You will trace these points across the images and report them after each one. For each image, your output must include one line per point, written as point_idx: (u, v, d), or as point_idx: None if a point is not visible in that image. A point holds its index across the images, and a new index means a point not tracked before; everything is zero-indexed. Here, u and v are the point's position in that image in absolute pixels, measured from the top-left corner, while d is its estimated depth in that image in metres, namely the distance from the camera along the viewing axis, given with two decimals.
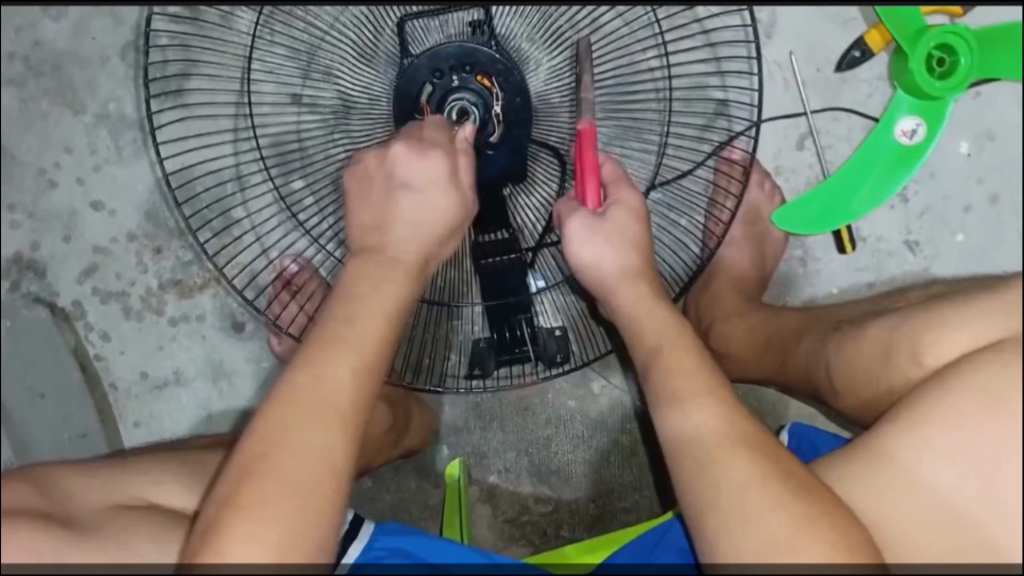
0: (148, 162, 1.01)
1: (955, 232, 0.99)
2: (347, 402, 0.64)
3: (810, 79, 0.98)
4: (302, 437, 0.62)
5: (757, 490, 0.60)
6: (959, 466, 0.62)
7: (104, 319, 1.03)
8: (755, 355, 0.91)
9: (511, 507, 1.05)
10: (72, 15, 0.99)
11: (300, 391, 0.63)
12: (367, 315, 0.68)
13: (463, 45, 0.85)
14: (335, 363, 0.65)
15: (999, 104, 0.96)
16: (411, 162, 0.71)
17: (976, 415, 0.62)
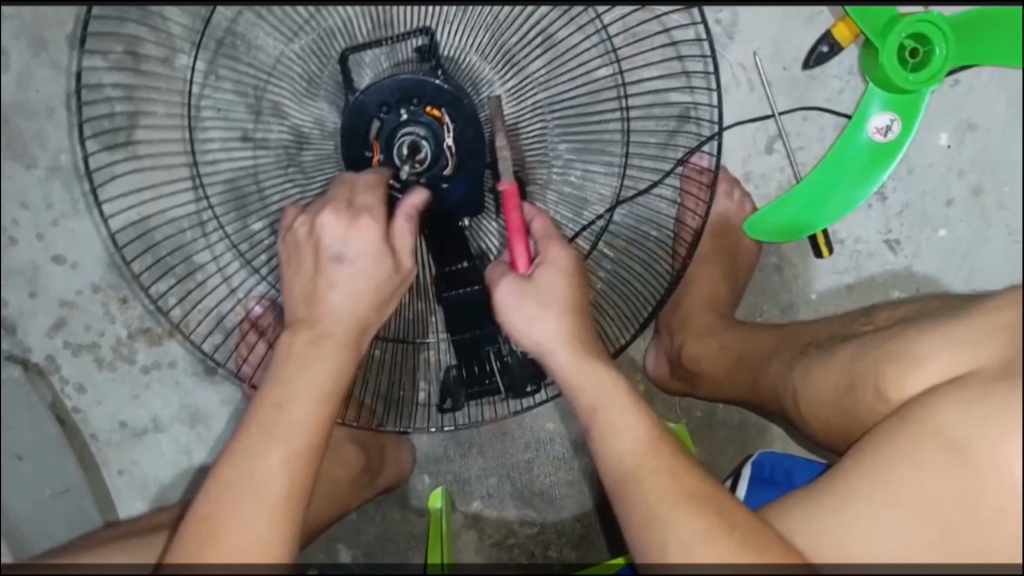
0: (93, 224, 1.00)
1: (936, 228, 0.95)
2: (279, 487, 0.67)
3: (777, 78, 0.94)
4: (235, 523, 0.65)
5: (705, 543, 0.60)
6: (918, 509, 0.60)
7: (77, 371, 1.03)
8: (727, 375, 0.88)
9: (496, 531, 1.04)
10: (12, 67, 0.96)
11: (237, 476, 0.67)
12: (302, 394, 0.70)
13: (408, 76, 0.79)
14: (269, 449, 0.68)
15: (977, 93, 0.92)
16: (340, 234, 0.71)
17: (937, 458, 0.60)
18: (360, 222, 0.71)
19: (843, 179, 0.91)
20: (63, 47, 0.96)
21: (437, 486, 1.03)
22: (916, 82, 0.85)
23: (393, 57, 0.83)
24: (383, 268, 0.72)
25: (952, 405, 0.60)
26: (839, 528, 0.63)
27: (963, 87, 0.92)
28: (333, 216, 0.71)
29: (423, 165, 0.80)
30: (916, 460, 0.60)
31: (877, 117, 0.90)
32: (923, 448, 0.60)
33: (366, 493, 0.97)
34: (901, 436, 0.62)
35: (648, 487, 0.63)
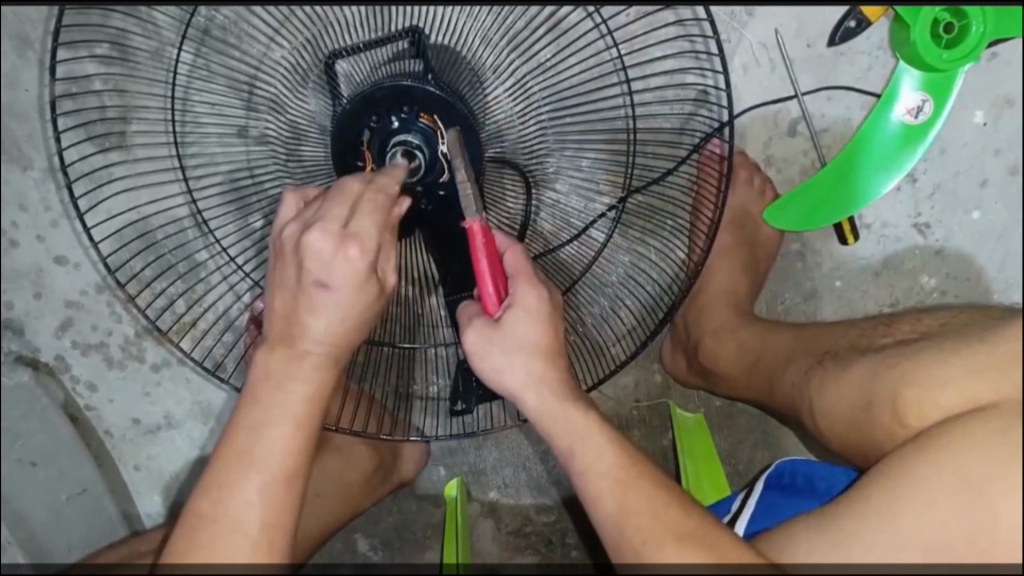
0: (71, 227, 0.97)
1: (969, 211, 0.90)
2: (256, 525, 0.62)
3: (801, 57, 0.88)
4: (212, 565, 0.62)
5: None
6: (924, 549, 0.59)
7: (88, 370, 1.02)
8: (742, 375, 0.86)
9: (513, 519, 1.03)
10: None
11: (212, 513, 0.62)
12: (281, 422, 0.64)
13: (397, 83, 0.76)
14: (244, 483, 0.63)
15: (1017, 65, 0.85)
16: (326, 258, 0.61)
17: (951, 489, 0.59)
18: (350, 251, 0.61)
19: (869, 163, 0.86)
20: (48, 45, 0.93)
21: (453, 477, 1.02)
22: (950, 61, 0.80)
23: (374, 59, 0.79)
24: (367, 296, 0.63)
25: (969, 435, 0.59)
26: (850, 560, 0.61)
27: (1002, 60, 0.85)
28: (322, 236, 0.61)
29: (417, 174, 0.77)
30: (931, 490, 0.59)
31: (907, 97, 0.84)
32: (937, 477, 0.59)
33: (373, 491, 0.93)
34: (917, 465, 0.61)
35: (639, 522, 0.62)
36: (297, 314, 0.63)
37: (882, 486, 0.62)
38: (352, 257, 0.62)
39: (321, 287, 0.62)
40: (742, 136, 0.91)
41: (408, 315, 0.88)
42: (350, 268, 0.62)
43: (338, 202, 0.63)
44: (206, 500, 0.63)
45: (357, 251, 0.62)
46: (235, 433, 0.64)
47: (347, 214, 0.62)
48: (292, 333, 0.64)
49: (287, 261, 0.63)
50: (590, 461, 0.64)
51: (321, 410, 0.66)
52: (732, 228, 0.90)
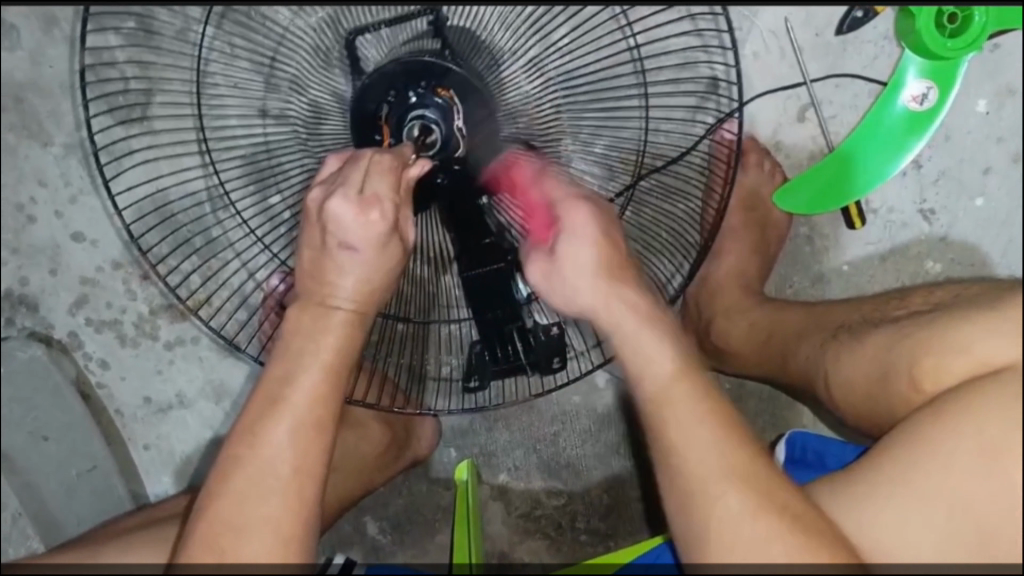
0: (99, 203, 0.99)
1: (973, 197, 0.92)
2: (287, 469, 0.65)
3: (807, 45, 0.91)
4: (246, 510, 0.64)
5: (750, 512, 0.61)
6: (949, 505, 0.59)
7: (101, 348, 1.02)
8: (754, 353, 0.87)
9: (523, 503, 1.03)
10: (24, 45, 0.96)
11: (245, 461, 0.65)
12: (310, 375, 0.67)
13: (416, 57, 0.78)
14: (276, 430, 0.65)
15: (1017, 57, 0.89)
16: (348, 222, 0.63)
17: (971, 455, 0.58)
18: (371, 215, 0.63)
19: (876, 148, 0.88)
20: (73, 22, 0.95)
21: (464, 459, 1.02)
22: (953, 49, 0.82)
23: (396, 39, 0.83)
24: (390, 256, 0.66)
25: (986, 401, 0.59)
26: (871, 521, 0.62)
27: (1002, 52, 0.89)
28: (343, 200, 0.63)
29: (434, 147, 0.78)
30: (949, 456, 0.59)
31: (913, 84, 0.87)
32: (956, 442, 0.59)
33: (389, 465, 0.95)
34: (933, 430, 0.60)
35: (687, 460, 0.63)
36: (322, 273, 0.67)
37: (898, 452, 0.62)
38: (373, 220, 0.64)
39: (345, 249, 0.65)
40: (753, 122, 0.94)
41: (419, 292, 0.89)
42: (370, 228, 0.64)
43: (354, 168, 0.65)
44: (238, 446, 0.66)
45: (377, 214, 0.63)
46: (263, 385, 0.67)
47: (362, 179, 0.64)
48: (320, 291, 0.67)
49: (312, 223, 0.66)
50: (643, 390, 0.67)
51: (346, 367, 0.67)
52: (742, 211, 0.91)
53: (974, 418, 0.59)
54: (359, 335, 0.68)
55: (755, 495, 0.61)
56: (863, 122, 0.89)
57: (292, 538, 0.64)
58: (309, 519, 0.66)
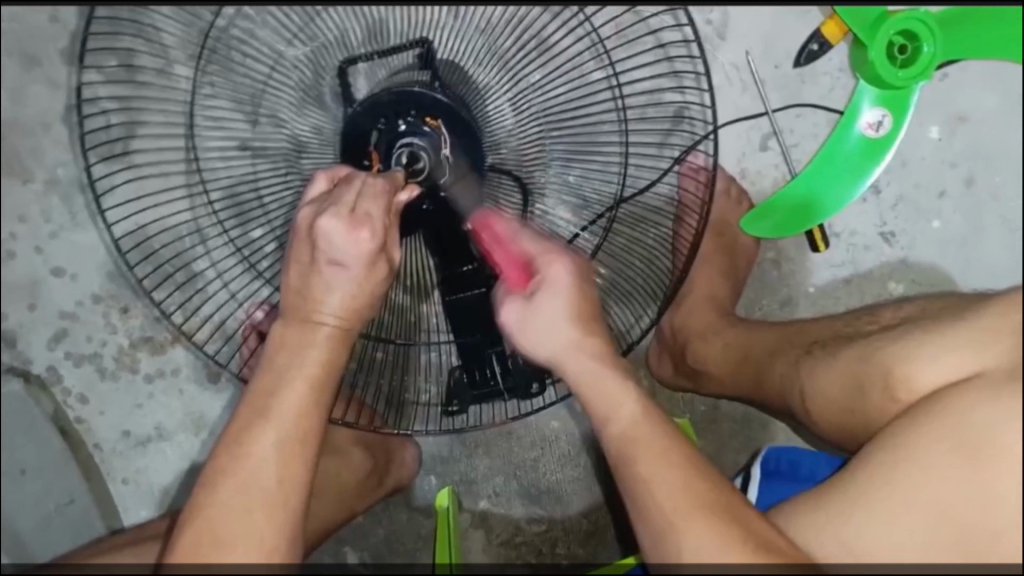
0: (93, 235, 0.99)
1: (931, 220, 0.96)
2: (273, 482, 0.68)
3: (769, 77, 0.95)
4: (232, 517, 0.67)
5: (713, 523, 0.63)
6: (925, 510, 0.62)
7: (81, 381, 1.03)
8: (729, 373, 0.90)
9: (504, 530, 1.04)
10: (7, 83, 0.97)
11: (230, 468, 0.69)
12: (296, 390, 0.70)
13: (408, 88, 0.82)
14: (259, 444, 0.69)
15: (967, 86, 0.93)
16: (337, 237, 0.67)
17: (943, 456, 0.61)
18: (360, 231, 0.67)
19: (837, 173, 0.92)
20: (56, 60, 0.96)
21: (444, 487, 1.03)
22: (904, 79, 0.85)
23: (387, 67, 0.87)
24: (375, 275, 0.70)
25: (957, 405, 0.62)
26: (852, 526, 0.64)
27: (952, 80, 0.93)
28: (334, 217, 0.67)
29: (421, 175, 0.81)
30: (921, 458, 0.62)
31: (868, 113, 0.91)
32: (929, 443, 0.62)
33: (372, 495, 0.97)
34: (912, 436, 0.63)
35: (660, 479, 0.66)
36: (310, 290, 0.70)
37: (875, 454, 0.65)
38: (361, 237, 0.67)
39: (334, 266, 0.69)
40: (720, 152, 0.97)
41: (398, 318, 0.92)
42: (359, 245, 0.67)
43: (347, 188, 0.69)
44: (225, 456, 0.69)
45: (366, 231, 0.67)
46: (255, 405, 0.70)
47: (355, 199, 0.68)
48: (306, 308, 0.70)
49: (302, 238, 0.69)
50: (615, 424, 0.69)
51: (327, 385, 0.71)
52: (712, 236, 0.95)
53: (945, 420, 0.62)
54: (341, 356, 0.72)
55: (724, 514, 0.64)
56: (822, 149, 0.93)
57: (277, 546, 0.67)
58: (290, 528, 0.68)
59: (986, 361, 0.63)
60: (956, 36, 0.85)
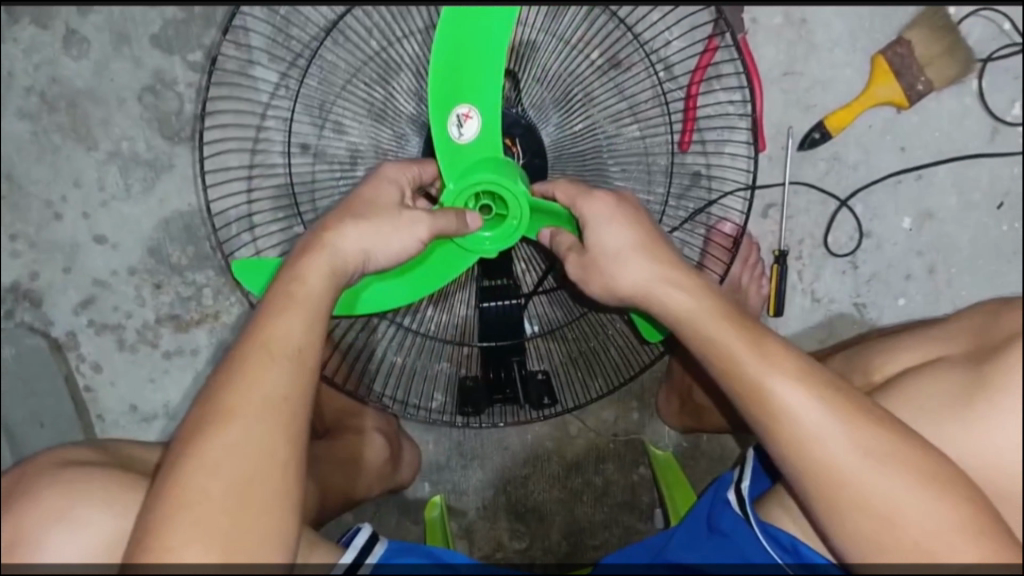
0: (146, 208, 1.03)
1: (897, 297, 1.10)
2: (273, 402, 0.66)
3: (775, 156, 1.08)
4: (234, 447, 0.64)
5: (897, 480, 0.63)
6: (1003, 430, 0.68)
7: (97, 350, 1.05)
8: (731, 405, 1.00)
9: (486, 544, 1.11)
10: (91, 56, 1.01)
11: (212, 429, 0.64)
12: (253, 410, 0.65)
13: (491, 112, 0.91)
14: (224, 437, 0.64)
15: (938, 188, 1.09)
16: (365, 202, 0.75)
17: (947, 393, 0.72)
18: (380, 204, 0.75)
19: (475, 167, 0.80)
20: (144, 45, 1.01)
21: (436, 495, 1.10)
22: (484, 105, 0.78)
23: None
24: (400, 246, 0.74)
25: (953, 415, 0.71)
26: (836, 531, 0.66)
27: (925, 181, 1.09)
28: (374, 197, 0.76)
29: None
30: (885, 475, 0.63)
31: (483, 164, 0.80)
32: (877, 413, 0.66)
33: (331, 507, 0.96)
34: (935, 363, 0.77)
35: (773, 411, 0.67)
36: (297, 274, 0.71)
37: (898, 397, 0.76)
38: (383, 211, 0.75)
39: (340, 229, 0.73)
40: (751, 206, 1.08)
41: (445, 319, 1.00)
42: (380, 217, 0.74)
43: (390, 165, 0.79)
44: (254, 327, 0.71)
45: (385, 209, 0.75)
46: (248, 345, 0.68)
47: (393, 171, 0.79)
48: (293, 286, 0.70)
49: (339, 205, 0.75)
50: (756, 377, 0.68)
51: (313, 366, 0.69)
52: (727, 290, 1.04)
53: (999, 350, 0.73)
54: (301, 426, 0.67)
55: (868, 417, 0.65)
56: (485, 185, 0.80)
57: (249, 516, 0.63)
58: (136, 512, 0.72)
59: (750, 371, 0.68)
60: (441, 104, 0.79)
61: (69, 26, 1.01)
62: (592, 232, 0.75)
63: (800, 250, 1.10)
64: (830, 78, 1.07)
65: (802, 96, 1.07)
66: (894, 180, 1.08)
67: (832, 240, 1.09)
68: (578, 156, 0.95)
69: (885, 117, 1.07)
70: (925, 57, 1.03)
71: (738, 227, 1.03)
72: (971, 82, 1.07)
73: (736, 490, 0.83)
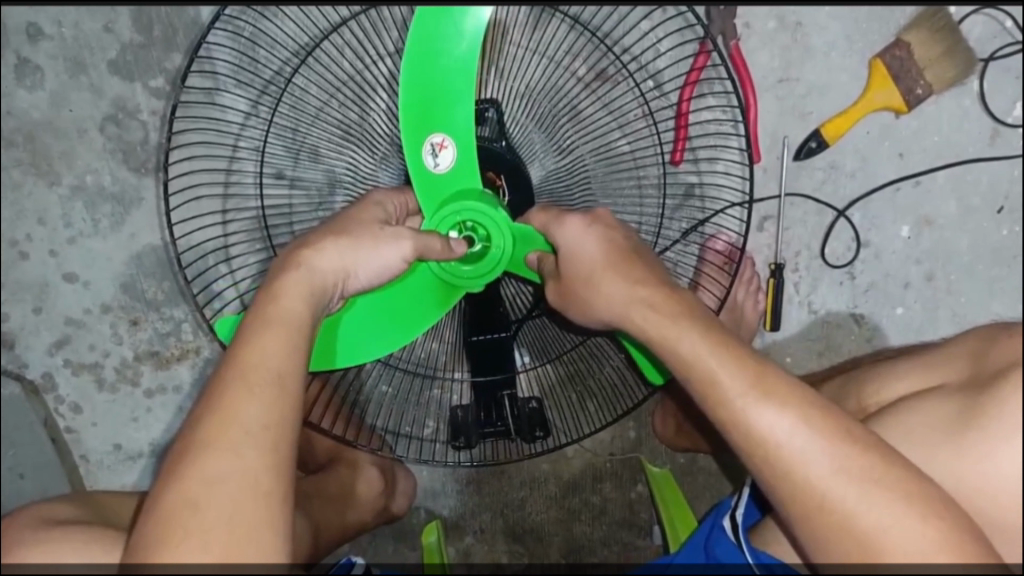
0: (116, 244, 0.99)
1: (895, 306, 1.08)
2: (256, 427, 0.60)
3: (769, 166, 1.05)
4: (213, 482, 0.57)
5: (878, 504, 0.59)
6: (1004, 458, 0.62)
7: (75, 390, 1.02)
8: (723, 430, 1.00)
9: (485, 565, 1.11)
10: (47, 86, 0.95)
11: (192, 466, 0.58)
12: (233, 437, 0.59)
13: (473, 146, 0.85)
14: (202, 474, 0.58)
15: (937, 195, 1.06)
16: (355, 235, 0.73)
17: (943, 421, 0.67)
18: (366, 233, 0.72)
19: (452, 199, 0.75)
20: (102, 72, 0.95)
21: (433, 519, 1.09)
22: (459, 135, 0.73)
23: None
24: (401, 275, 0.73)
25: (959, 441, 0.65)
26: (816, 553, 0.62)
27: (923, 187, 1.06)
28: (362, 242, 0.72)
29: None
30: (867, 502, 0.59)
31: (458, 195, 0.75)
32: (859, 437, 0.62)
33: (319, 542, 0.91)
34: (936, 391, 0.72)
35: (749, 431, 0.63)
36: (275, 292, 0.66)
37: (891, 421, 0.71)
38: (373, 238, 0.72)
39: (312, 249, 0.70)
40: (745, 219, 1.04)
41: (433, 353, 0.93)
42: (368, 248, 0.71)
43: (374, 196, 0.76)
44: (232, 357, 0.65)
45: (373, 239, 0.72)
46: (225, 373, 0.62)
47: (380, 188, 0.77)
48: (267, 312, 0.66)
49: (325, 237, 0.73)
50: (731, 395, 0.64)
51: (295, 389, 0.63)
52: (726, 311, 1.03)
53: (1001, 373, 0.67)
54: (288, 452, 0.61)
55: (849, 441, 0.61)
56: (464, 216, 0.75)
57: (239, 551, 0.56)
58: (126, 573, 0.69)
59: (733, 398, 0.64)
60: (412, 132, 0.73)
61: (20, 54, 0.95)
62: (568, 245, 0.73)
63: (796, 262, 1.08)
64: (826, 83, 1.03)
65: (798, 104, 1.04)
66: (892, 188, 1.05)
67: (829, 251, 1.07)
68: (568, 182, 0.89)
69: (883, 122, 1.04)
70: (923, 60, 0.98)
71: (733, 243, 1.00)
72: (971, 83, 1.03)
73: (732, 518, 0.81)
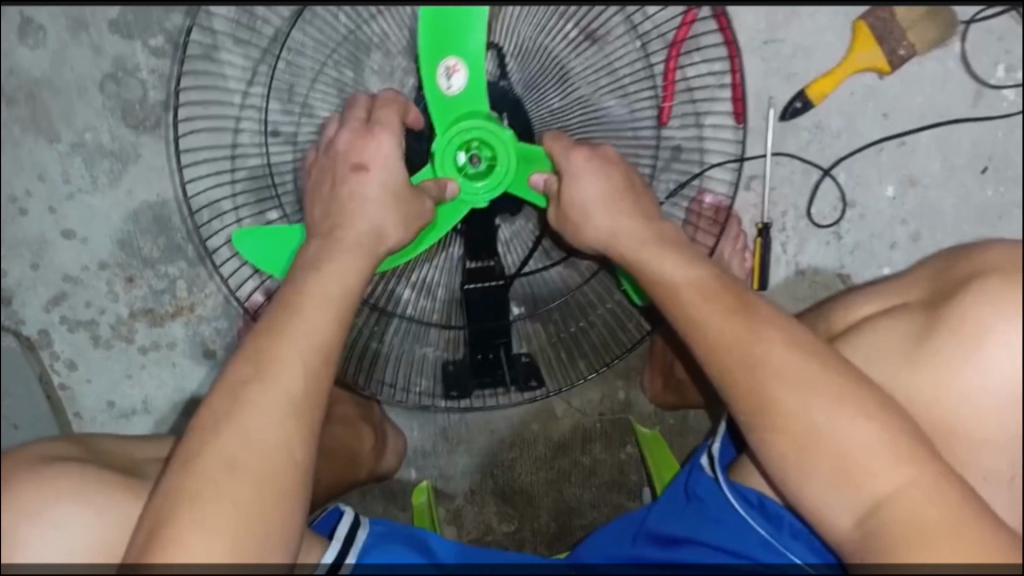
0: (113, 201, 1.01)
1: (881, 266, 1.09)
2: (287, 394, 0.65)
3: (756, 126, 1.07)
4: (245, 441, 0.63)
5: (856, 419, 0.61)
6: (971, 373, 0.64)
7: (70, 347, 1.04)
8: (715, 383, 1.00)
9: (475, 527, 1.11)
10: (48, 46, 0.98)
11: (227, 424, 0.64)
12: (268, 401, 0.65)
13: None
14: (236, 431, 0.63)
15: (922, 155, 1.07)
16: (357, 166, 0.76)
17: (904, 338, 0.69)
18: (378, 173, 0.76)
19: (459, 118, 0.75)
20: (103, 31, 0.97)
21: (423, 480, 1.10)
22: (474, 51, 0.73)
23: None
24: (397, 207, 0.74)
25: (917, 358, 0.67)
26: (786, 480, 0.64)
27: (908, 148, 1.07)
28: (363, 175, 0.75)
29: None
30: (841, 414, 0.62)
31: (466, 112, 0.75)
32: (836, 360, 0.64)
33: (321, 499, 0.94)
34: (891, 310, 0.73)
35: (732, 361, 0.66)
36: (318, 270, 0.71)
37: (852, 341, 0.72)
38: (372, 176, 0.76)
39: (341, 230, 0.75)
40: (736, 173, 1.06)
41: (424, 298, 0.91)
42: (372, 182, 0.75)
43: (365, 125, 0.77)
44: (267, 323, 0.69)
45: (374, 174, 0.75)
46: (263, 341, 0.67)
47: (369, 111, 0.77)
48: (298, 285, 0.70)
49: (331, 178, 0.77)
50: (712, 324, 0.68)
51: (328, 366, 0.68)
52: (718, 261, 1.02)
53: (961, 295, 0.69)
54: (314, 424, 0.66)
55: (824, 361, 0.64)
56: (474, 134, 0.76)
57: (263, 504, 0.62)
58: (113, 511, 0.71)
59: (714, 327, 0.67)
60: (429, 48, 0.73)
61: (23, 14, 0.97)
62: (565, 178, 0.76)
63: (783, 223, 1.09)
64: (811, 45, 1.05)
65: (783, 65, 1.06)
66: (876, 149, 1.07)
67: (816, 212, 1.09)
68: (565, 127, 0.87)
69: (866, 84, 1.05)
70: (906, 21, 0.99)
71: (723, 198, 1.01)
72: (954, 45, 1.04)
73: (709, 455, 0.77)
